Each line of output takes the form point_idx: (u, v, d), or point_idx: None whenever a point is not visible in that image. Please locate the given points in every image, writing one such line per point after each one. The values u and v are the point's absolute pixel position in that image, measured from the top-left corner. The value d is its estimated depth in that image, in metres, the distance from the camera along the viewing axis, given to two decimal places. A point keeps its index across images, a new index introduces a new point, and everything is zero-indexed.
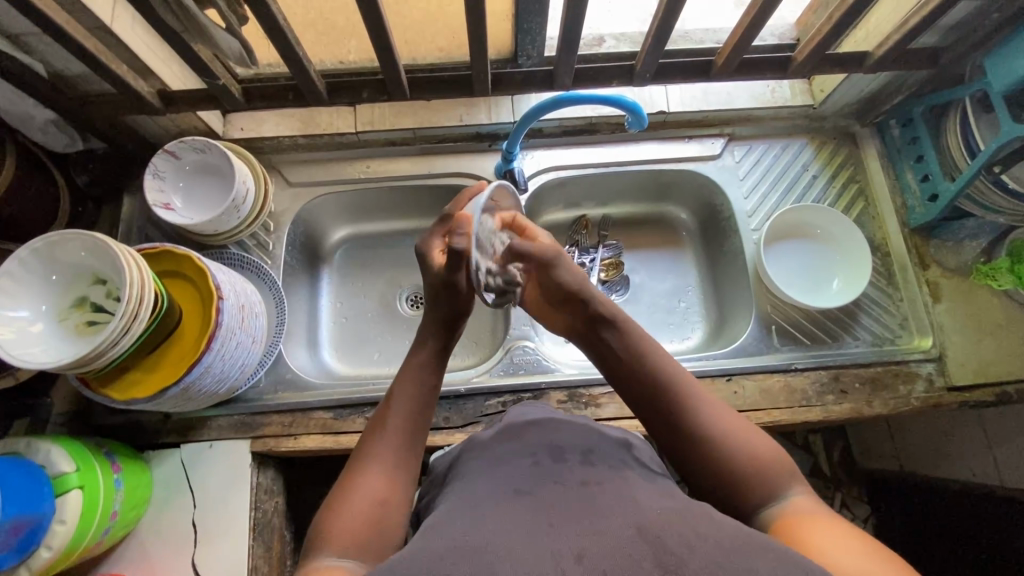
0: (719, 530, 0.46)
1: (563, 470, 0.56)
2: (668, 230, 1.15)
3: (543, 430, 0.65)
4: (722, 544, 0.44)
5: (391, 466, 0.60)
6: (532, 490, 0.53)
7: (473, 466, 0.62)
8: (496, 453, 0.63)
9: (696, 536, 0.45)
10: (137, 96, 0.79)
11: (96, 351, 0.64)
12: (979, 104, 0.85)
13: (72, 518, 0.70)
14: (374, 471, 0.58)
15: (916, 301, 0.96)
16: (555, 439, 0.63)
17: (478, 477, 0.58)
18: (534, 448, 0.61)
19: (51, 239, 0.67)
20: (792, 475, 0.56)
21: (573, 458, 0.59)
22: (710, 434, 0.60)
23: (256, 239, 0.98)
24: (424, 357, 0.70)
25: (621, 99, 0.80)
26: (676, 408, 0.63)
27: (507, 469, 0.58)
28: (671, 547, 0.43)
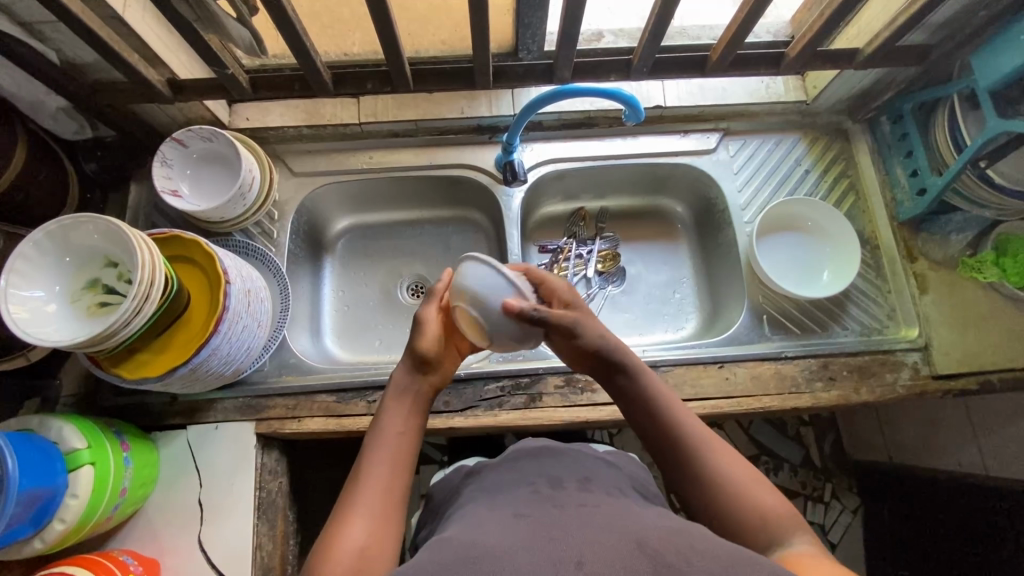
0: (714, 546, 0.51)
1: (562, 495, 0.63)
2: (664, 223, 1.18)
3: (540, 462, 0.74)
4: (718, 558, 0.48)
5: (374, 511, 0.61)
6: (533, 512, 0.59)
7: (479, 493, 0.69)
8: (498, 482, 0.70)
9: (692, 552, 0.49)
10: (147, 84, 0.81)
11: (108, 332, 0.66)
12: (966, 100, 0.88)
13: (84, 493, 0.72)
14: (355, 519, 0.60)
15: (903, 293, 0.99)
16: (552, 470, 0.71)
17: (484, 502, 0.65)
18: (532, 478, 0.69)
19: (65, 222, 0.69)
20: (798, 527, 0.60)
21: (570, 485, 0.66)
22: (726, 490, 0.62)
23: (261, 228, 1.01)
24: (394, 402, 0.71)
25: (619, 92, 0.82)
26: (694, 463, 0.65)
27: (512, 494, 0.65)
28: (668, 559, 0.48)
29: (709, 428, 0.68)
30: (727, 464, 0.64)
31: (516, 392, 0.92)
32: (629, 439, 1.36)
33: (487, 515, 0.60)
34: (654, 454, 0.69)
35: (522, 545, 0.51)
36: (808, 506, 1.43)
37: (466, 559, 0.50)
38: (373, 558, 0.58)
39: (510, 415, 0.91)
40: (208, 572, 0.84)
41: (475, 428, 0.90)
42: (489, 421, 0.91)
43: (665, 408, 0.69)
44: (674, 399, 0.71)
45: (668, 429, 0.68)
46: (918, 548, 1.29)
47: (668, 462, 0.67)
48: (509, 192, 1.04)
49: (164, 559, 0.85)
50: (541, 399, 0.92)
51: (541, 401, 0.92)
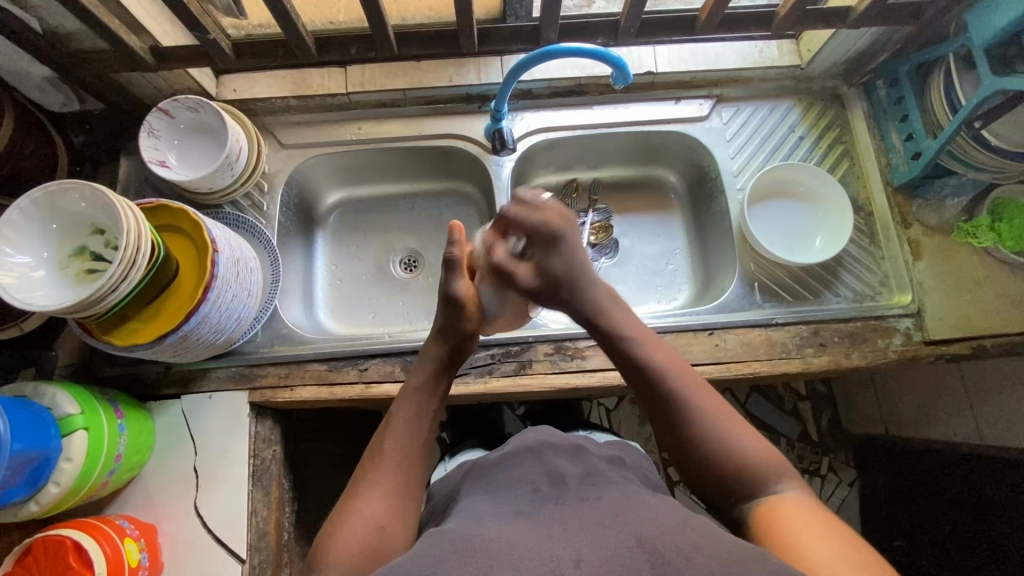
0: (713, 542, 0.52)
1: (559, 494, 0.63)
2: (657, 193, 1.17)
3: (539, 456, 0.72)
4: (718, 554, 0.49)
5: (394, 489, 0.62)
6: (532, 510, 0.59)
7: (479, 487, 0.69)
8: (496, 479, 0.69)
9: (692, 548, 0.50)
10: (130, 51, 0.80)
11: (95, 296, 0.67)
12: (962, 61, 0.86)
13: (78, 457, 0.73)
14: (376, 494, 0.61)
15: (897, 258, 0.98)
16: (550, 465, 0.70)
17: (486, 496, 0.65)
18: (534, 476, 0.68)
19: (51, 188, 0.69)
20: (781, 473, 0.62)
21: (573, 480, 0.66)
22: (713, 441, 0.64)
23: (251, 200, 1.00)
24: (424, 378, 0.73)
25: (607, 54, 0.80)
26: (683, 409, 0.65)
27: (507, 490, 0.65)
28: (667, 557, 0.49)
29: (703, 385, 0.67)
30: (719, 423, 0.65)
31: (506, 360, 0.93)
32: (626, 414, 1.38)
33: (486, 509, 0.61)
34: (640, 398, 0.70)
35: (516, 544, 0.52)
36: (805, 479, 1.45)
37: (457, 558, 0.50)
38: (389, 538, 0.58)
39: (501, 382, 0.91)
40: (205, 536, 0.86)
41: (465, 395, 0.91)
42: (480, 388, 0.91)
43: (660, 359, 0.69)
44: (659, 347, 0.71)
45: (654, 378, 0.68)
46: (912, 517, 1.30)
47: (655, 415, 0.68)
48: (498, 162, 1.04)
49: (161, 525, 0.86)
50: (530, 366, 0.92)
51: (531, 368, 0.92)
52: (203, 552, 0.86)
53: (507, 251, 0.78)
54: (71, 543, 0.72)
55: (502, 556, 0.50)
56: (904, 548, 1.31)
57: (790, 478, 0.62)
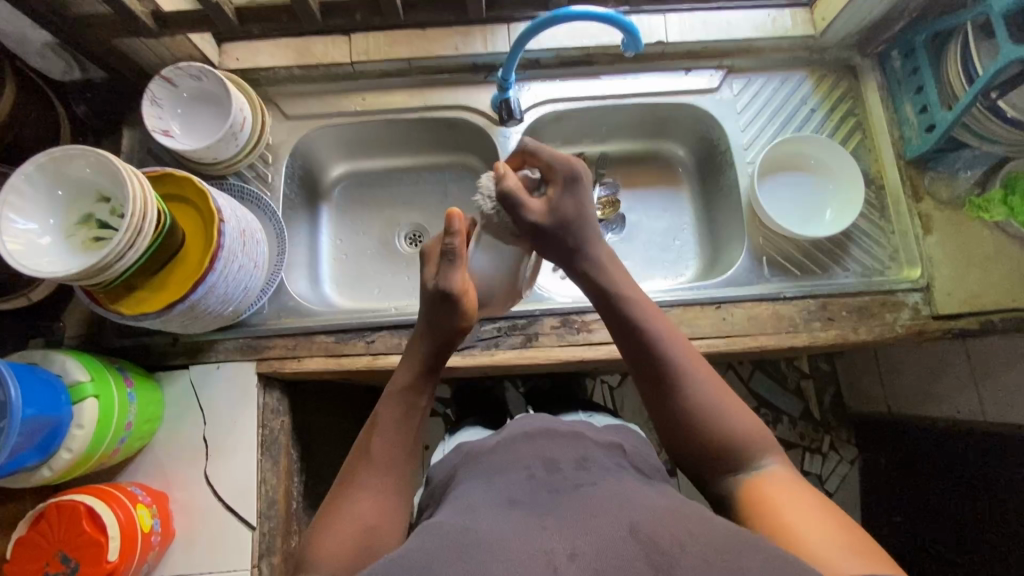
0: (707, 529, 0.52)
1: (558, 481, 0.64)
2: (665, 167, 1.16)
3: (538, 443, 0.73)
4: (714, 541, 0.50)
5: (385, 487, 0.62)
6: (527, 499, 0.60)
7: (478, 476, 0.69)
8: (496, 466, 0.70)
9: (688, 536, 0.51)
10: (131, 16, 0.78)
11: (102, 263, 0.67)
12: (980, 29, 0.85)
13: (89, 424, 0.74)
14: (365, 494, 0.60)
15: (907, 233, 0.97)
16: (552, 452, 0.70)
17: (480, 485, 0.66)
18: (529, 462, 0.68)
19: (56, 154, 0.68)
20: (767, 447, 0.63)
21: (566, 466, 0.66)
22: (701, 411, 0.64)
23: (255, 171, 1.00)
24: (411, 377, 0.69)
25: (618, 19, 0.78)
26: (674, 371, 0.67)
27: (505, 481, 0.65)
28: (662, 547, 0.49)
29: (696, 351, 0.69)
30: (711, 390, 0.66)
31: (513, 333, 0.93)
32: (630, 390, 1.38)
33: (480, 498, 0.62)
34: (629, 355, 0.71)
35: (520, 536, 0.52)
36: (806, 456, 1.47)
37: (459, 547, 0.51)
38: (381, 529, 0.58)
39: (507, 354, 0.91)
40: (215, 505, 0.87)
41: (472, 366, 0.91)
42: (486, 361, 0.91)
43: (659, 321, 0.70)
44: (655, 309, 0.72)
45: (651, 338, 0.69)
46: (913, 492, 1.31)
47: (638, 365, 0.69)
48: (505, 133, 1.02)
49: (172, 492, 0.87)
50: (537, 340, 0.92)
51: (537, 341, 0.92)
52: (213, 521, 0.87)
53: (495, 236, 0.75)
54: (85, 509, 0.73)
55: (495, 555, 0.50)
56: (902, 523, 1.33)
57: (778, 455, 0.63)
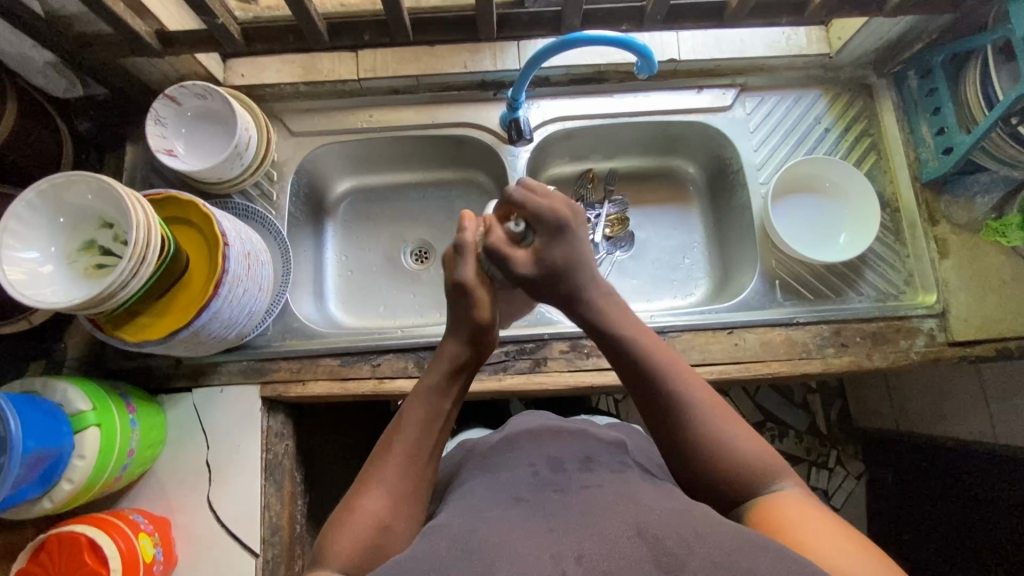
0: (717, 529, 0.49)
1: (563, 478, 0.61)
2: (675, 185, 1.14)
3: (541, 442, 0.71)
4: (723, 545, 0.47)
5: (402, 485, 0.59)
6: (532, 496, 0.57)
7: (481, 472, 0.67)
8: (500, 463, 0.68)
9: (696, 539, 0.47)
10: (134, 36, 0.76)
11: (106, 293, 0.65)
12: (1000, 52, 0.83)
13: (90, 454, 0.72)
14: (379, 492, 0.57)
15: (923, 257, 0.96)
16: (554, 451, 0.68)
17: (485, 482, 0.64)
18: (533, 459, 0.66)
19: (58, 180, 0.67)
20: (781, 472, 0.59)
21: (571, 466, 0.64)
22: (708, 439, 0.60)
23: (260, 189, 0.98)
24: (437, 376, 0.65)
25: (632, 43, 0.76)
26: (677, 402, 0.61)
27: (510, 477, 0.63)
28: (671, 549, 0.46)
29: (696, 377, 0.64)
30: (717, 420, 0.61)
31: (521, 357, 0.91)
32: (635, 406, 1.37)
33: (484, 497, 0.59)
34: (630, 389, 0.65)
35: (527, 536, 0.49)
36: (812, 471, 1.44)
37: (464, 550, 0.48)
38: (375, 530, 0.55)
39: (515, 379, 0.90)
40: (217, 530, 0.86)
41: (479, 392, 0.89)
42: (493, 385, 0.90)
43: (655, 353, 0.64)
44: (652, 334, 0.66)
45: (648, 371, 0.63)
46: (921, 512, 1.30)
47: (642, 399, 0.63)
48: (514, 152, 1.01)
49: (174, 517, 0.86)
50: (546, 364, 0.91)
51: (546, 366, 0.91)
52: (216, 546, 0.85)
53: (507, 234, 0.66)
54: (85, 540, 0.71)
55: (500, 555, 0.47)
56: (910, 543, 1.31)
57: (792, 479, 0.59)
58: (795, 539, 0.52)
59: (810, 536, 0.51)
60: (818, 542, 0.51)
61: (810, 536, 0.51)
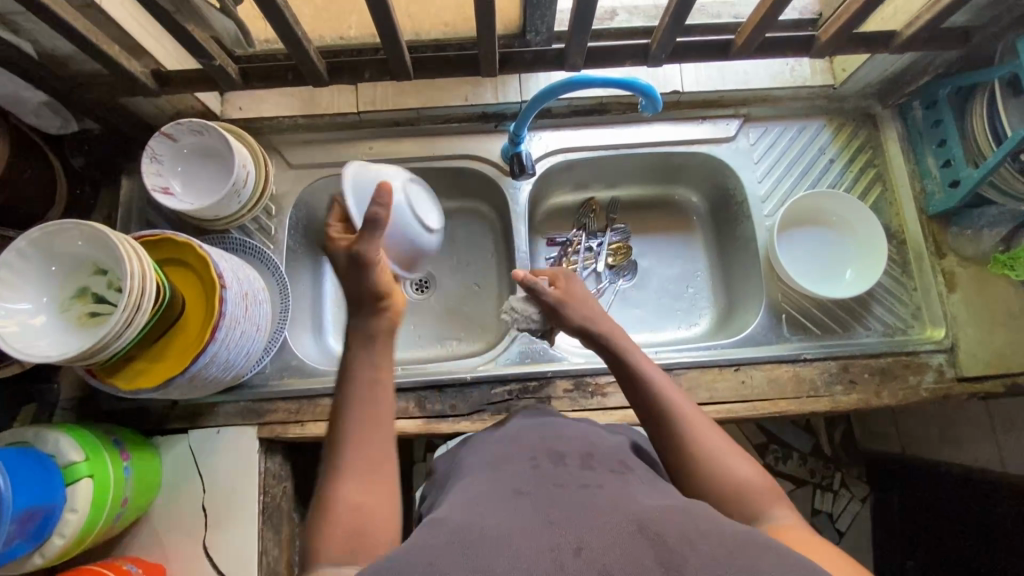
0: (719, 526, 0.47)
1: (563, 474, 0.59)
2: (678, 214, 1.12)
3: (544, 437, 0.68)
4: (724, 540, 0.44)
5: (370, 470, 0.58)
6: (532, 491, 0.55)
7: (481, 466, 0.65)
8: (500, 458, 0.65)
9: (698, 534, 0.45)
10: (130, 77, 0.75)
11: (98, 345, 0.64)
12: (1007, 86, 0.81)
13: (83, 507, 0.70)
14: (350, 480, 0.57)
15: (930, 290, 0.95)
16: (556, 446, 0.65)
17: (487, 476, 0.61)
18: (535, 454, 0.64)
19: (48, 228, 0.65)
20: (774, 501, 0.57)
21: (572, 463, 0.61)
22: (701, 458, 0.61)
23: (258, 224, 0.97)
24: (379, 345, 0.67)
25: (635, 82, 0.76)
26: (673, 422, 0.64)
27: (510, 472, 0.61)
28: (671, 544, 0.44)
29: (692, 405, 0.67)
30: (711, 442, 0.62)
31: (524, 396, 0.90)
32: None
33: (485, 491, 0.56)
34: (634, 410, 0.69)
35: (528, 530, 0.47)
36: (817, 494, 1.37)
37: (462, 542, 0.46)
38: (373, 536, 0.54)
39: None
40: None
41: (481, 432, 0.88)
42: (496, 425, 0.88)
43: (656, 377, 0.69)
44: (655, 364, 0.71)
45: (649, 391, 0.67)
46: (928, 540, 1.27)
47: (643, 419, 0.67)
48: (516, 185, 1.00)
49: (169, 564, 0.84)
50: (549, 403, 0.89)
51: (549, 405, 0.89)
52: None
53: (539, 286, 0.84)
54: None
55: (496, 551, 0.45)
56: None
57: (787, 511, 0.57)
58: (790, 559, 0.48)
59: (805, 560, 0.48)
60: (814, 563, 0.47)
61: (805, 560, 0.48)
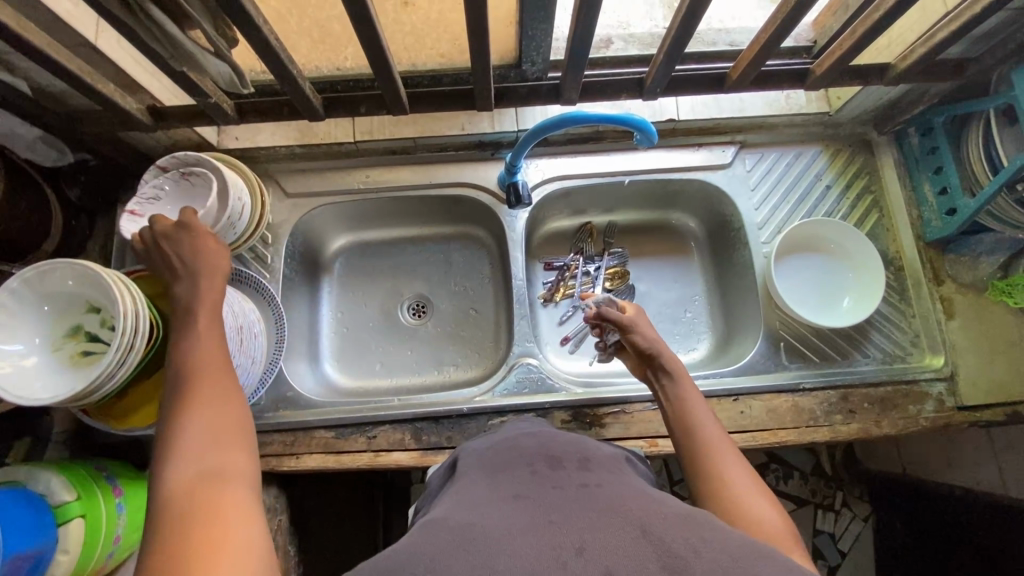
0: (724, 536, 0.45)
1: (562, 476, 0.55)
2: (676, 239, 1.12)
3: (541, 438, 0.65)
4: (729, 548, 0.42)
5: (218, 385, 0.58)
6: (533, 494, 0.52)
7: (475, 471, 0.61)
8: (495, 462, 0.62)
9: (702, 542, 0.43)
10: (125, 113, 0.75)
11: (91, 386, 0.63)
12: (1004, 116, 0.81)
13: (74, 548, 0.69)
14: (200, 394, 0.56)
15: (929, 317, 0.94)
16: (555, 449, 0.62)
17: (483, 480, 0.58)
18: (531, 457, 0.60)
19: (41, 268, 0.65)
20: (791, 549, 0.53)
21: (569, 465, 0.58)
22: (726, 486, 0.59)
23: (254, 252, 0.97)
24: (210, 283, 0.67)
25: (629, 118, 0.76)
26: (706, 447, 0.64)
27: (508, 475, 0.58)
28: (676, 551, 0.42)
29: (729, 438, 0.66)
30: (741, 477, 0.60)
31: None
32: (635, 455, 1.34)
33: (481, 496, 0.53)
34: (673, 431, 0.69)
35: (526, 530, 0.45)
36: (818, 514, 1.36)
37: (464, 538, 0.44)
38: (229, 501, 0.47)
39: None
40: None
41: None
42: None
43: (701, 407, 0.69)
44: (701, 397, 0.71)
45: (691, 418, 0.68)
46: None
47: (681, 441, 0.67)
48: (513, 214, 1.00)
49: None
50: None
51: None
52: None
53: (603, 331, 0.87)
54: None
55: (494, 553, 0.43)
56: None
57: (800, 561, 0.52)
58: None
59: None
60: None
61: None
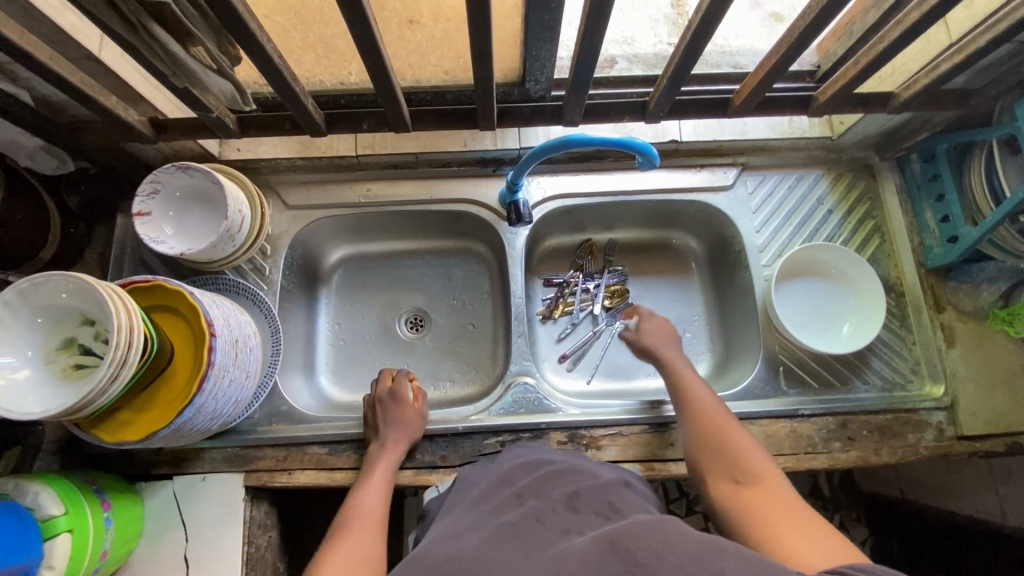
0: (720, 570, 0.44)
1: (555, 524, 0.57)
2: (677, 258, 1.12)
3: (538, 475, 0.67)
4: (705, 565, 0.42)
5: (369, 531, 0.73)
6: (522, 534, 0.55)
7: (469, 506, 0.64)
8: (491, 497, 0.64)
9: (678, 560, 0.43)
10: (126, 126, 0.75)
11: (82, 401, 0.62)
12: (1006, 145, 0.81)
13: (60, 564, 0.68)
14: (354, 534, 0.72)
15: (929, 345, 0.94)
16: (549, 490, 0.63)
17: (474, 516, 0.60)
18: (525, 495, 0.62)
19: (36, 279, 0.65)
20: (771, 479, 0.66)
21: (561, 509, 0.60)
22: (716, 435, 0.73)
23: (253, 264, 0.96)
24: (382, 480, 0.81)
25: (632, 142, 0.76)
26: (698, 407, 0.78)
27: (501, 512, 0.60)
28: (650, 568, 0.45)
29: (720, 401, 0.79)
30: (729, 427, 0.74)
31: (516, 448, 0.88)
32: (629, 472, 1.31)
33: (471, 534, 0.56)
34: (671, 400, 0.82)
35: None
36: None
37: None
38: None
39: None
40: None
41: None
42: None
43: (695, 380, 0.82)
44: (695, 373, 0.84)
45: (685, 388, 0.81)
46: None
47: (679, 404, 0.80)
48: (513, 231, 1.00)
49: None
50: None
51: None
52: None
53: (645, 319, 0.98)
54: None
55: None
56: None
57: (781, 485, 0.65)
58: (776, 544, 0.56)
59: (795, 540, 0.55)
60: (801, 543, 0.55)
61: (798, 540, 0.55)
